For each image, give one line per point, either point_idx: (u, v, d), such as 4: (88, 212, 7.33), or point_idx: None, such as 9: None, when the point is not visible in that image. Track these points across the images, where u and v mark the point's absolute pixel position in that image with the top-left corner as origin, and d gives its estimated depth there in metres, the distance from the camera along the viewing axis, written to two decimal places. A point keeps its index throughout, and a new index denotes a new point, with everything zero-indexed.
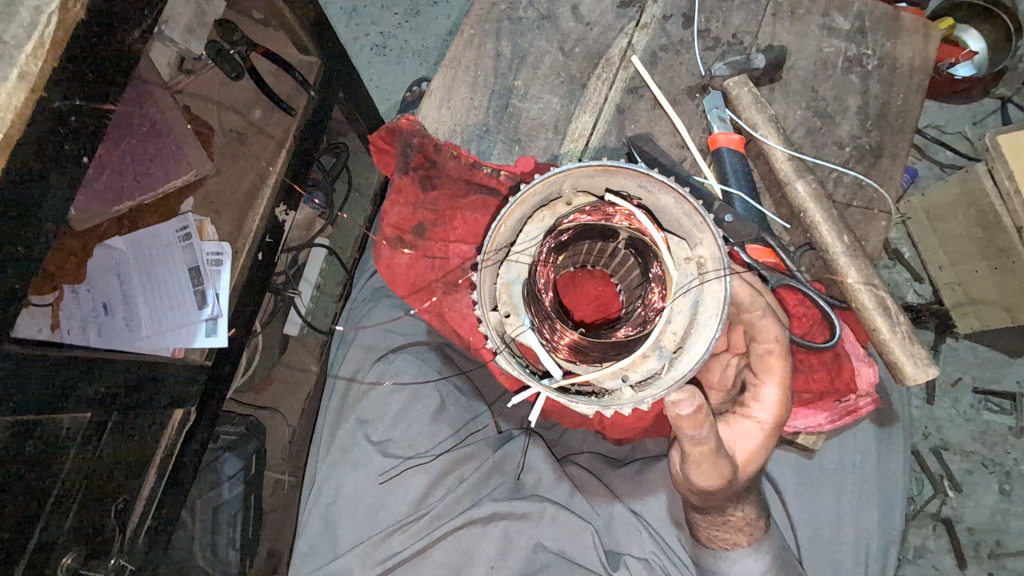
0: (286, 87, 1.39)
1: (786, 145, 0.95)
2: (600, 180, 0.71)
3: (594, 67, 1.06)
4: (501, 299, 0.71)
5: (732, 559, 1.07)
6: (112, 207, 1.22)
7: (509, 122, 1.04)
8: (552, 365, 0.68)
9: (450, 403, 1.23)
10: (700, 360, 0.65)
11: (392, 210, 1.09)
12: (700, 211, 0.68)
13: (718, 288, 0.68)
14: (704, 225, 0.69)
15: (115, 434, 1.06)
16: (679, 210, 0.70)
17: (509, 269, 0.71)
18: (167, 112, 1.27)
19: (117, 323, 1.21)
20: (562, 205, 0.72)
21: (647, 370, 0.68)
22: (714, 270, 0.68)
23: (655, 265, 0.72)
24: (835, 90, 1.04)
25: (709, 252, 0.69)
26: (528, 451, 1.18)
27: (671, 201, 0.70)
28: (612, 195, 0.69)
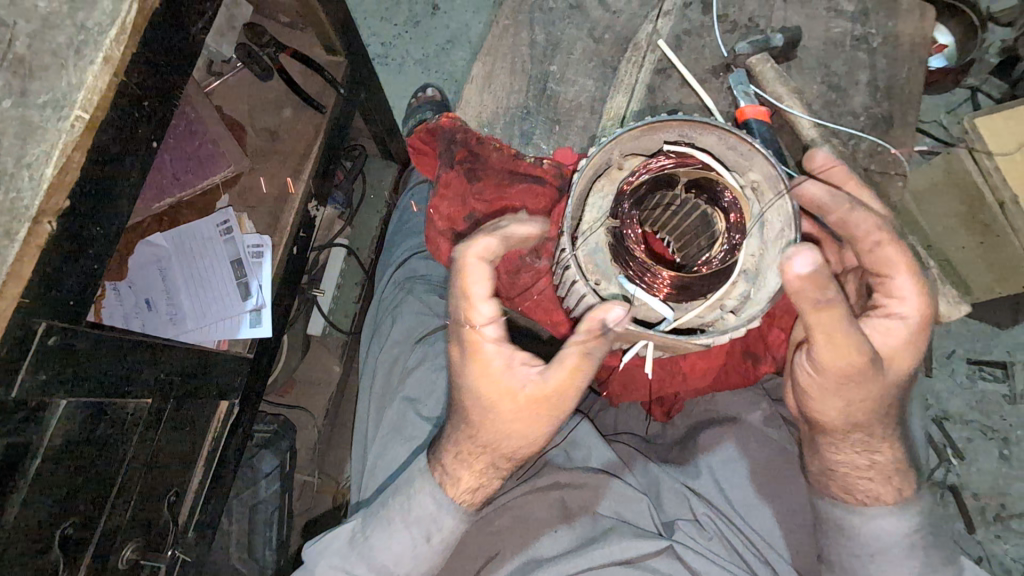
0: (315, 86, 1.43)
1: (809, 114, 1.04)
2: (648, 141, 0.78)
3: (623, 52, 1.12)
4: (590, 271, 0.79)
5: (869, 516, 0.94)
6: (153, 204, 1.25)
7: (548, 104, 1.10)
8: (663, 309, 0.77)
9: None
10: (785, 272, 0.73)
11: (440, 205, 1.07)
12: (746, 139, 0.74)
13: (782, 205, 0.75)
14: (752, 150, 0.75)
15: (171, 422, 1.06)
16: (720, 141, 0.76)
17: (586, 243, 0.79)
18: (203, 110, 1.31)
19: (160, 318, 1.22)
20: (618, 170, 0.80)
21: (740, 293, 0.76)
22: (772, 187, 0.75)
23: (725, 194, 0.76)
24: (846, 66, 1.13)
25: (761, 173, 0.76)
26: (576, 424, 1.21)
27: (713, 137, 0.76)
28: (665, 145, 0.77)
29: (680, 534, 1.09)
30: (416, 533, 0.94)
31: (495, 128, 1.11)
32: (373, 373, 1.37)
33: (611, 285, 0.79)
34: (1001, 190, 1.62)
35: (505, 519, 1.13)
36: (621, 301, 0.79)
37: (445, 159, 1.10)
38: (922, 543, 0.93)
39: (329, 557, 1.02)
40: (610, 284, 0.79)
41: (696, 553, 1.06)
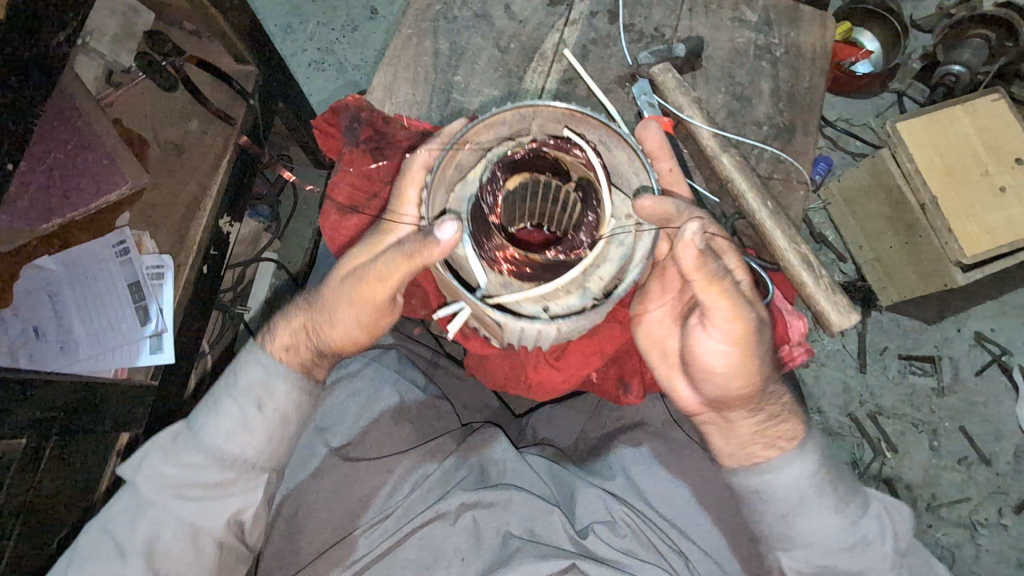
0: (224, 96, 1.37)
1: (710, 124, 1.04)
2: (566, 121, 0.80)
3: (530, 61, 1.11)
4: (447, 215, 0.81)
5: (776, 469, 0.97)
6: (38, 225, 1.17)
7: (453, 115, 1.07)
8: (483, 278, 0.79)
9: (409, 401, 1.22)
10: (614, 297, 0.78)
11: (341, 178, 1.09)
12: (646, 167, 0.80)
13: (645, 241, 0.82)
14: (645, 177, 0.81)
15: (54, 459, 1.01)
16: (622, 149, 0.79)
17: (458, 192, 0.82)
18: (95, 123, 1.23)
19: (51, 347, 1.15)
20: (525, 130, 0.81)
21: (567, 304, 0.79)
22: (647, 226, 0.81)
23: (593, 210, 0.80)
24: (750, 75, 1.14)
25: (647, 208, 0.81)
26: (491, 442, 1.18)
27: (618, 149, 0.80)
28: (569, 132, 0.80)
29: (591, 543, 1.09)
30: (250, 402, 0.96)
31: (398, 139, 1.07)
32: None
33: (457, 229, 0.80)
34: (920, 193, 1.65)
35: (413, 544, 1.09)
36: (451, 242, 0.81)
37: (349, 137, 1.09)
38: (827, 481, 0.98)
39: (151, 458, 0.96)
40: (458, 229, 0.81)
41: (600, 565, 1.06)
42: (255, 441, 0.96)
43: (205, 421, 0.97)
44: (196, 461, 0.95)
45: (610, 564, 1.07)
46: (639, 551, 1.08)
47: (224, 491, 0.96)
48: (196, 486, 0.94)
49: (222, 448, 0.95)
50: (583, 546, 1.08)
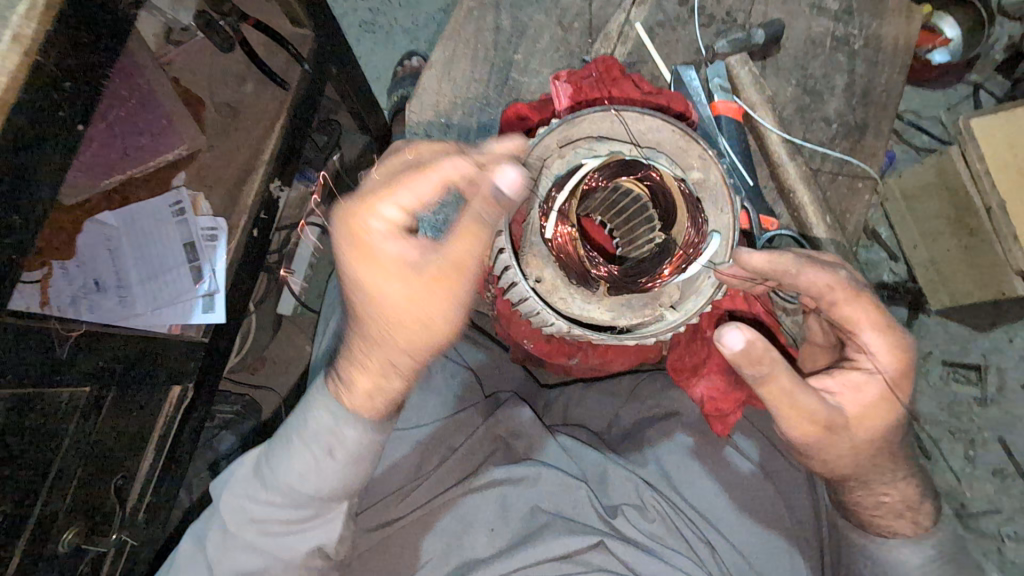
0: (279, 61, 1.37)
1: (780, 128, 1.00)
2: (604, 125, 0.73)
3: (592, 42, 1.07)
4: (549, 283, 0.73)
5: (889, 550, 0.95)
6: (102, 181, 1.21)
7: (510, 95, 1.04)
8: (631, 316, 0.72)
9: (438, 371, 1.25)
10: (728, 224, 0.71)
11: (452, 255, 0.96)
12: (649, 116, 0.73)
13: (701, 173, 0.72)
14: (656, 124, 0.73)
15: (114, 408, 1.05)
16: (669, 135, 0.73)
17: (534, 248, 0.73)
18: (156, 82, 1.26)
19: (111, 300, 1.18)
20: (550, 172, 0.73)
21: (693, 277, 0.72)
22: (692, 151, 0.72)
23: (649, 177, 0.74)
24: (824, 68, 1.07)
25: (666, 137, 0.73)
26: (519, 415, 1.19)
27: (665, 133, 0.73)
28: (586, 159, 0.73)
29: (620, 525, 1.11)
30: (319, 445, 0.86)
31: (453, 117, 1.03)
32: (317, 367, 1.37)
33: (575, 303, 0.72)
34: (987, 196, 1.56)
35: (447, 514, 1.12)
36: (590, 315, 0.72)
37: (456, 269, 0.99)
38: None
39: (232, 489, 0.94)
40: (574, 301, 0.72)
41: (625, 544, 1.09)
42: (329, 480, 0.88)
43: (283, 466, 0.88)
44: (271, 501, 0.90)
45: (635, 547, 1.10)
46: (667, 537, 1.10)
47: (304, 526, 0.92)
48: (276, 523, 0.91)
49: (292, 489, 0.88)
50: (611, 525, 1.11)
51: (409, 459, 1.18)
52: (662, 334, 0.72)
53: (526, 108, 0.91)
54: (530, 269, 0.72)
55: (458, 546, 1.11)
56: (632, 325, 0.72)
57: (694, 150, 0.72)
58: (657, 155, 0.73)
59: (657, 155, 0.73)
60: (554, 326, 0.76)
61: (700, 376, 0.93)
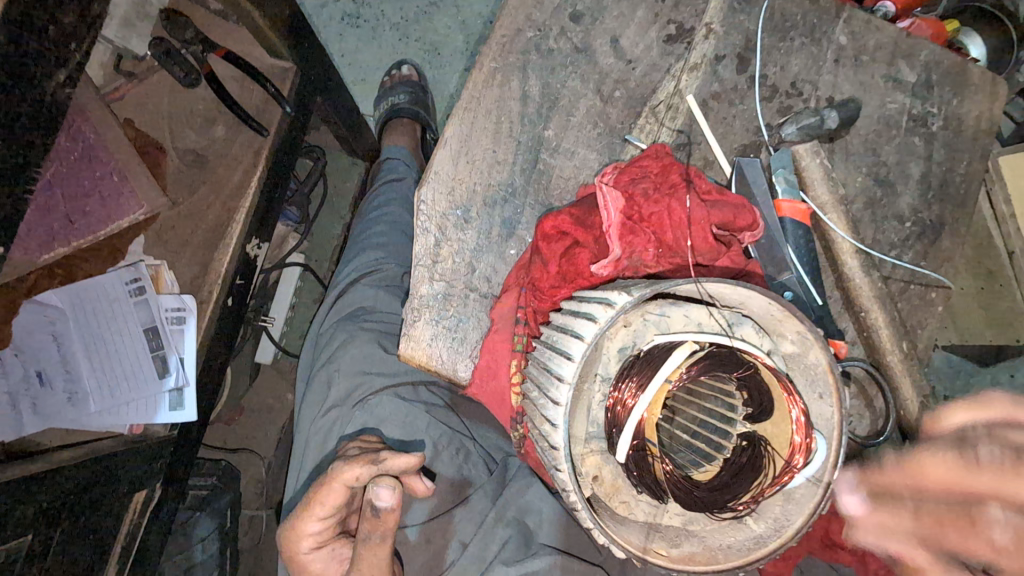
0: (254, 99, 1.17)
1: (853, 234, 0.86)
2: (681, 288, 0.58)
3: (636, 116, 0.90)
4: (608, 484, 0.58)
5: None
6: (40, 255, 0.99)
7: (539, 181, 0.88)
8: (709, 530, 0.58)
9: (442, 451, 1.05)
10: (834, 420, 0.57)
11: (480, 383, 0.83)
12: (737, 282, 0.57)
13: (797, 352, 0.59)
14: (748, 290, 0.58)
15: (67, 542, 0.90)
16: (759, 303, 0.59)
17: (593, 441, 0.59)
18: (105, 130, 1.04)
19: (57, 398, 1.00)
20: (613, 345, 0.58)
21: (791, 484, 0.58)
22: (792, 328, 0.58)
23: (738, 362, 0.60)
24: (898, 154, 0.93)
25: (758, 309, 0.59)
26: (532, 491, 1.03)
27: (754, 300, 0.59)
28: (658, 330, 0.58)
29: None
30: None
31: (472, 209, 0.86)
32: (303, 445, 1.15)
33: (638, 504, 0.59)
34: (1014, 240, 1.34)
35: None
36: (656, 522, 0.59)
37: (480, 392, 0.84)
38: None
39: None
40: (638, 505, 0.59)
41: None
42: None
43: None
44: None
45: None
46: None
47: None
48: None
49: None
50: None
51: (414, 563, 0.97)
52: (753, 558, 0.56)
53: (569, 219, 0.76)
54: (585, 467, 0.58)
55: None
56: (707, 532, 0.58)
57: (790, 325, 0.58)
58: (743, 324, 0.59)
59: (742, 322, 0.59)
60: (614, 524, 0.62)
61: None
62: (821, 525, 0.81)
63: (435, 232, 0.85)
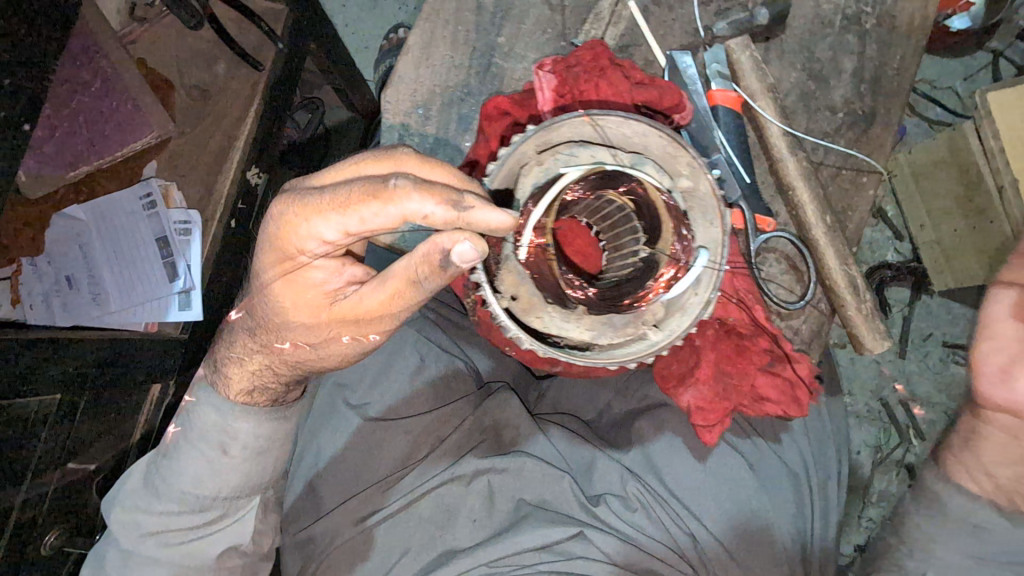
0: (251, 39, 1.29)
1: (782, 119, 0.93)
2: (587, 130, 0.68)
3: (582, 22, 0.99)
4: (523, 296, 0.68)
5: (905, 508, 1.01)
6: (67, 172, 1.16)
7: (492, 83, 0.97)
8: (611, 338, 0.68)
9: (430, 361, 1.20)
10: (717, 237, 0.67)
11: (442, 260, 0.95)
12: (631, 121, 0.68)
13: (692, 184, 0.68)
14: (643, 128, 0.68)
15: (90, 411, 1.03)
16: (656, 141, 0.68)
17: (510, 262, 0.69)
18: (121, 64, 1.18)
19: (83, 296, 1.15)
20: (528, 181, 0.68)
21: (681, 295, 0.68)
22: (686, 161, 0.67)
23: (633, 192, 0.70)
24: (832, 51, 0.99)
25: (656, 148, 0.68)
26: (508, 404, 1.16)
27: (652, 139, 0.68)
28: (566, 167, 0.67)
29: (602, 513, 1.10)
30: None
31: (432, 107, 0.96)
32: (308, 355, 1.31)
33: (552, 320, 0.68)
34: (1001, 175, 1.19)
35: (430, 503, 1.10)
36: (569, 336, 0.68)
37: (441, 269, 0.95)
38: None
39: None
40: (551, 318, 0.68)
41: (604, 534, 1.08)
42: None
43: None
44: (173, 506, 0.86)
45: (615, 535, 1.08)
46: (648, 527, 1.08)
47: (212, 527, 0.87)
48: None
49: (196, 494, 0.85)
50: (592, 513, 1.10)
51: (398, 448, 1.14)
52: (645, 356, 0.68)
53: (508, 101, 0.85)
54: (504, 286, 0.68)
55: (442, 534, 1.10)
56: (613, 344, 0.69)
57: (682, 158, 0.67)
58: (644, 162, 0.67)
59: (643, 160, 0.68)
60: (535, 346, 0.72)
61: (687, 385, 0.88)
62: (747, 379, 0.89)
63: (400, 128, 0.96)
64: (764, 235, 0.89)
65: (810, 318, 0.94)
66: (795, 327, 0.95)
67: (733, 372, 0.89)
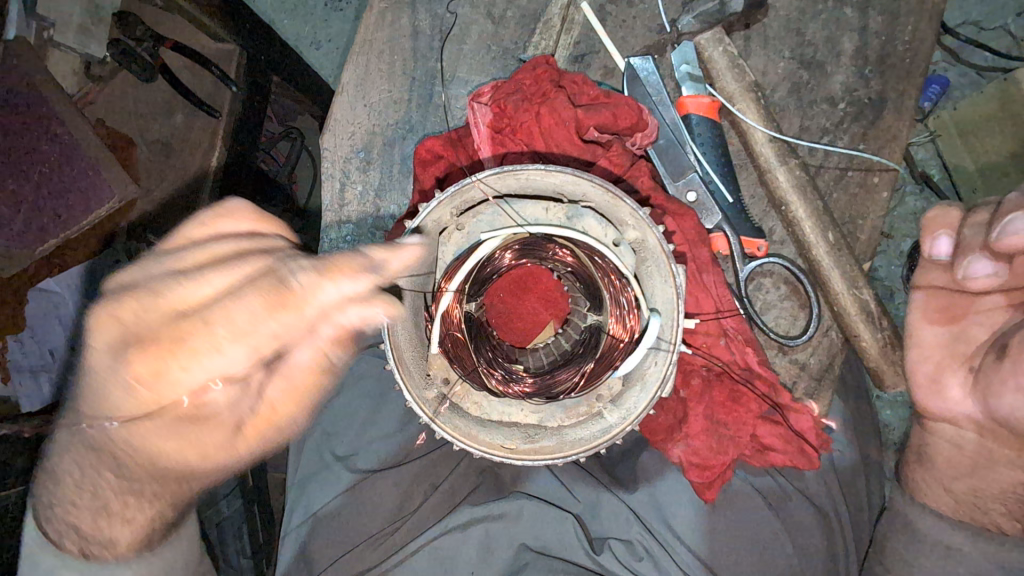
0: (206, 84, 1.24)
1: (767, 122, 0.79)
2: (511, 184, 0.58)
3: (531, 33, 0.88)
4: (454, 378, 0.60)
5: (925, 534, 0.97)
6: (37, 246, 1.15)
7: (436, 115, 0.88)
8: (558, 421, 0.59)
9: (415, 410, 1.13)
10: (672, 300, 0.56)
11: None
12: (562, 171, 0.57)
13: (638, 238, 0.57)
14: (575, 177, 0.57)
15: None
16: (591, 191, 0.58)
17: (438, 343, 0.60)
18: (75, 130, 1.14)
19: (67, 368, 1.16)
20: (449, 249, 0.59)
21: (636, 369, 0.58)
22: (628, 212, 0.57)
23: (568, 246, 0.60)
24: (826, 30, 0.84)
25: (593, 197, 0.58)
26: None
27: (587, 189, 0.58)
28: (487, 232, 0.58)
29: (606, 561, 1.01)
30: None
31: (373, 149, 0.88)
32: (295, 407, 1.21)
33: (491, 403, 0.60)
34: None
35: (425, 557, 1.05)
36: (512, 420, 0.60)
37: None
38: None
39: None
40: (490, 401, 0.60)
41: None
42: None
43: None
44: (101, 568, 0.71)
45: None
46: (658, 575, 0.99)
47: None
48: None
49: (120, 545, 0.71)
50: (596, 561, 1.01)
51: (388, 502, 1.08)
52: (601, 441, 0.58)
53: (441, 142, 0.76)
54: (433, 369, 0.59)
55: None
56: (564, 427, 0.59)
57: (623, 208, 0.57)
58: (580, 216, 0.58)
59: (581, 213, 0.58)
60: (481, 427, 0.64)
61: (676, 438, 0.78)
62: (746, 429, 0.77)
63: (341, 177, 0.88)
64: (752, 263, 0.76)
65: (820, 349, 0.81)
66: (801, 359, 0.82)
67: (729, 422, 0.78)
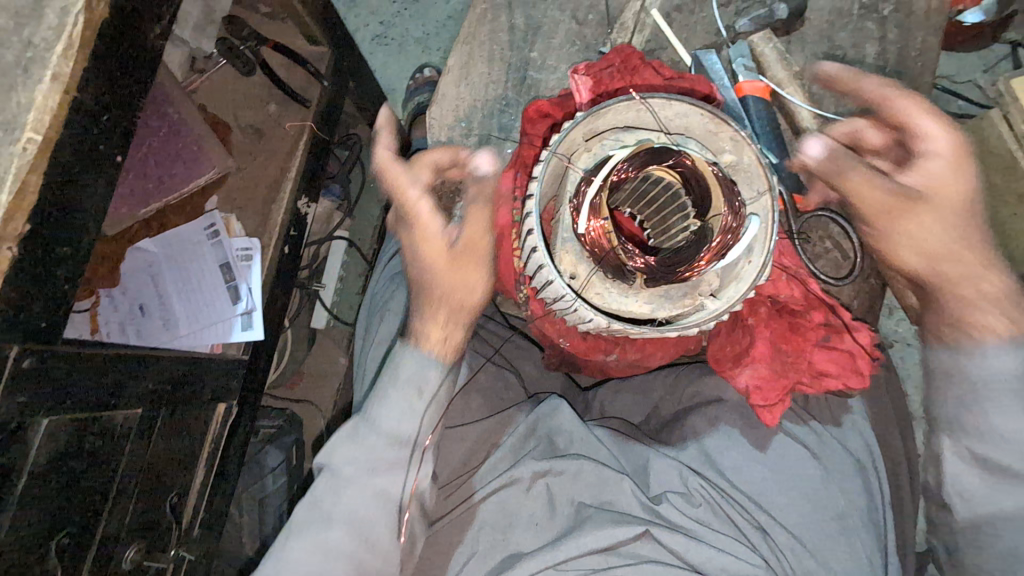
0: (299, 79, 1.40)
1: (812, 104, 0.98)
2: (631, 116, 0.74)
3: (608, 33, 1.06)
4: (579, 273, 0.74)
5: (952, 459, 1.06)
6: (139, 209, 1.24)
7: (528, 93, 1.05)
8: (667, 311, 0.72)
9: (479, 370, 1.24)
10: (766, 204, 0.68)
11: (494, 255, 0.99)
12: (677, 98, 0.71)
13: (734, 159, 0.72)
14: (685, 103, 0.71)
15: (167, 428, 1.09)
16: (698, 118, 0.71)
17: (565, 242, 0.74)
18: (184, 111, 1.29)
19: (154, 322, 1.24)
20: (578, 166, 0.74)
21: (732, 264, 0.71)
22: (730, 131, 0.70)
23: (676, 158, 0.71)
24: (853, 38, 1.06)
25: (698, 124, 0.72)
26: (559, 412, 1.15)
27: (694, 118, 0.72)
28: (613, 151, 0.73)
29: (665, 511, 1.07)
30: None
31: (473, 120, 1.06)
32: (362, 379, 1.27)
33: (611, 296, 0.73)
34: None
35: (490, 509, 1.11)
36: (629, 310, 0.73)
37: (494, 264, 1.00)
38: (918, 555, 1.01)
39: None
40: (609, 293, 0.73)
41: (672, 532, 1.05)
42: None
43: None
44: (377, 444, 0.98)
45: (682, 533, 1.06)
46: (713, 521, 1.06)
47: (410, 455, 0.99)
48: None
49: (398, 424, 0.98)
50: (655, 512, 1.07)
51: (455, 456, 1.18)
52: (705, 324, 0.70)
53: (548, 104, 0.93)
54: (564, 266, 0.73)
55: (505, 540, 1.09)
56: (672, 314, 0.72)
57: (725, 132, 0.70)
58: (686, 142, 0.73)
59: (686, 140, 0.73)
60: (594, 323, 0.77)
61: (745, 364, 0.95)
62: (803, 356, 0.97)
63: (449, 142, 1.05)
64: None
65: None
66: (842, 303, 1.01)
67: (789, 349, 0.97)
